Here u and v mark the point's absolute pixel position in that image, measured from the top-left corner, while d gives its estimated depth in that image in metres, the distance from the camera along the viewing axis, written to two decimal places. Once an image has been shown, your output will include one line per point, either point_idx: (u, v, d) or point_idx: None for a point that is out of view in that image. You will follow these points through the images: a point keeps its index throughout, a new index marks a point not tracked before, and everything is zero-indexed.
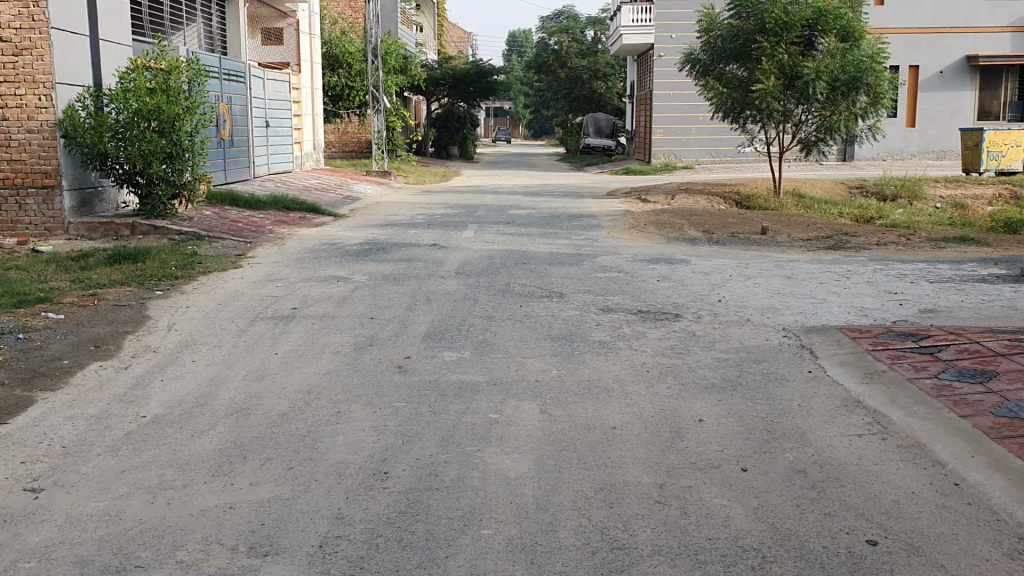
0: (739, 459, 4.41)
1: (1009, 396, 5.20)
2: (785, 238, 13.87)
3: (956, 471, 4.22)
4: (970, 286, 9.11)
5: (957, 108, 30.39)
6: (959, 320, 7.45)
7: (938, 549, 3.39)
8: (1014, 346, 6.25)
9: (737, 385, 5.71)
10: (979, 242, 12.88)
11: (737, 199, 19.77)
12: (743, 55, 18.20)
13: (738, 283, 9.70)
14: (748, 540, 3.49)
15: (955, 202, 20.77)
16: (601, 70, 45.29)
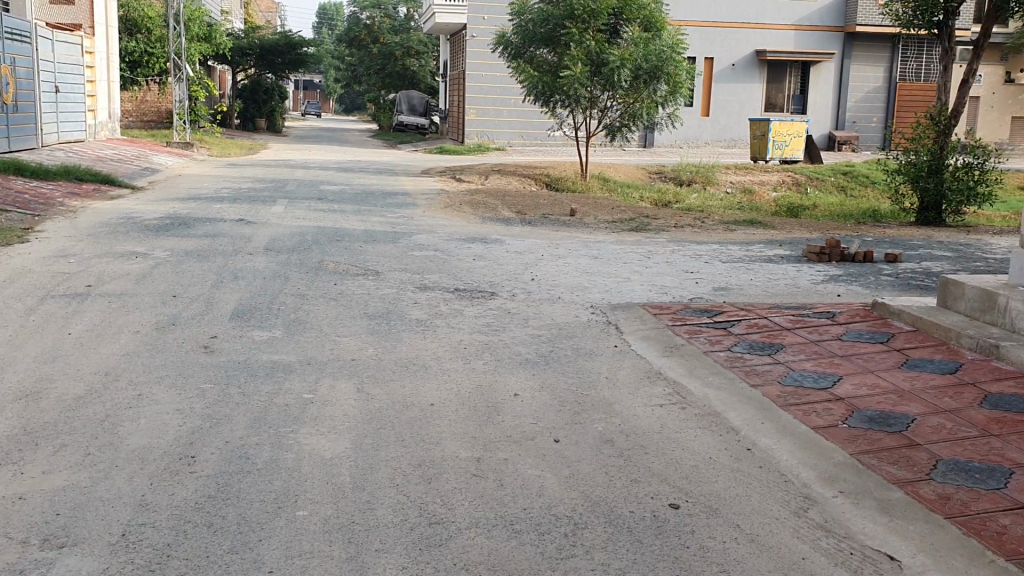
0: (552, 430, 4.55)
1: (794, 366, 5.64)
2: (591, 220, 14.37)
3: (748, 436, 4.53)
4: (759, 266, 9.76)
5: (746, 99, 32.35)
6: (750, 298, 7.99)
7: (733, 510, 3.63)
8: (798, 321, 6.77)
9: (550, 360, 5.88)
10: (766, 226, 13.84)
11: (547, 180, 20.24)
12: (552, 40, 18.61)
13: (548, 263, 9.94)
14: (561, 509, 3.62)
15: (744, 187, 22.16)
16: (414, 48, 45.08)
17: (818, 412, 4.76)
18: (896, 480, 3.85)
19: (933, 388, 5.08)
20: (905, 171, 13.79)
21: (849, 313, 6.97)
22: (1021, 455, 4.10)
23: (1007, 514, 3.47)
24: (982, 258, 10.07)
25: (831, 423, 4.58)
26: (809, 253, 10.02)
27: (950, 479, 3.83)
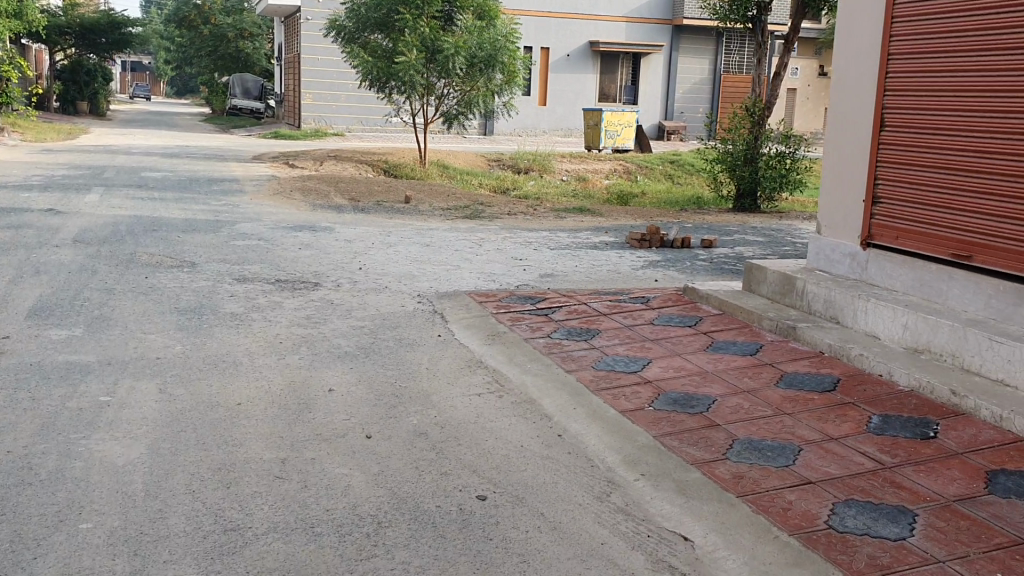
0: (363, 426, 4.44)
1: (608, 351, 5.75)
2: (426, 208, 14.27)
3: (560, 423, 4.57)
4: (583, 253, 9.94)
5: (580, 89, 32.99)
6: (573, 284, 8.11)
7: (539, 499, 3.65)
8: (616, 307, 6.91)
9: (370, 352, 5.76)
10: (595, 212, 14.14)
11: (384, 167, 19.99)
12: (386, 25, 18.32)
13: (376, 252, 9.77)
14: (366, 508, 3.52)
15: (578, 175, 22.56)
16: (247, 30, 43.55)
17: (626, 396, 4.86)
18: (694, 460, 3.98)
19: (735, 370, 5.29)
20: (722, 160, 14.43)
21: (662, 298, 7.19)
22: (809, 432, 4.33)
23: (793, 490, 3.65)
24: (790, 243, 10.63)
25: (637, 407, 4.69)
26: (632, 240, 10.28)
27: (743, 458, 3.99)
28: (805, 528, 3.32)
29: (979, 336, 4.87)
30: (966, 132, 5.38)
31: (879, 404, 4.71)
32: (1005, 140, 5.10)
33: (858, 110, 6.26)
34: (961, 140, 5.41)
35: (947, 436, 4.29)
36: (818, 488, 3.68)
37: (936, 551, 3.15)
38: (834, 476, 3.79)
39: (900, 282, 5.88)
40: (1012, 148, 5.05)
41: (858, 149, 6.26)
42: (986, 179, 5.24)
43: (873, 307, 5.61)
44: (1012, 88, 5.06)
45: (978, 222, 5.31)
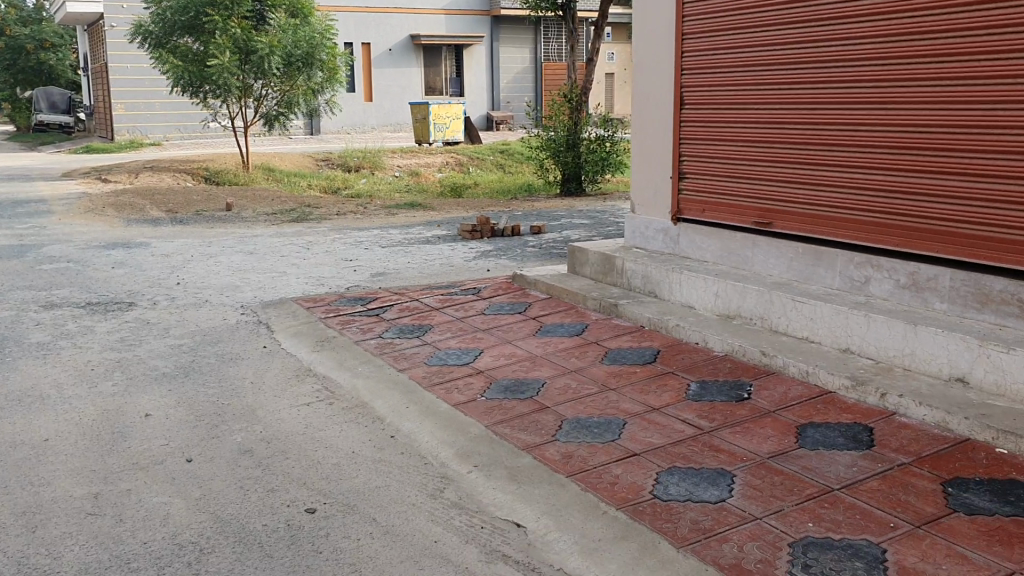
0: (183, 450, 4.23)
1: (440, 345, 5.72)
2: (250, 214, 13.79)
3: (392, 423, 4.51)
4: (414, 248, 9.86)
5: (406, 84, 32.77)
6: (404, 281, 8.04)
7: (371, 504, 3.57)
8: (447, 300, 6.89)
9: (190, 370, 5.51)
10: (426, 207, 14.07)
11: (205, 175, 19.18)
12: (194, 28, 17.48)
13: (198, 264, 9.34)
14: (187, 535, 3.35)
15: (410, 169, 22.38)
16: (50, 40, 40.92)
17: (457, 389, 4.85)
18: (524, 445, 4.02)
19: (562, 351, 5.38)
20: (546, 147, 14.63)
21: (491, 287, 7.22)
22: (633, 405, 4.47)
23: (619, 464, 3.78)
24: (614, 223, 10.91)
25: (469, 398, 4.69)
26: (463, 232, 10.28)
27: (572, 437, 4.08)
28: (631, 501, 3.45)
29: (784, 298, 5.15)
30: (759, 104, 5.65)
31: (698, 371, 4.92)
32: (793, 110, 5.39)
33: (658, 89, 6.48)
34: (755, 112, 5.69)
35: (760, 395, 4.53)
36: (643, 459, 3.84)
37: (752, 509, 3.38)
38: (657, 446, 3.96)
39: (710, 253, 6.13)
40: (800, 118, 5.35)
41: (661, 128, 6.49)
42: (780, 148, 5.52)
43: (687, 279, 5.83)
44: (795, 60, 5.34)
45: (776, 190, 5.60)
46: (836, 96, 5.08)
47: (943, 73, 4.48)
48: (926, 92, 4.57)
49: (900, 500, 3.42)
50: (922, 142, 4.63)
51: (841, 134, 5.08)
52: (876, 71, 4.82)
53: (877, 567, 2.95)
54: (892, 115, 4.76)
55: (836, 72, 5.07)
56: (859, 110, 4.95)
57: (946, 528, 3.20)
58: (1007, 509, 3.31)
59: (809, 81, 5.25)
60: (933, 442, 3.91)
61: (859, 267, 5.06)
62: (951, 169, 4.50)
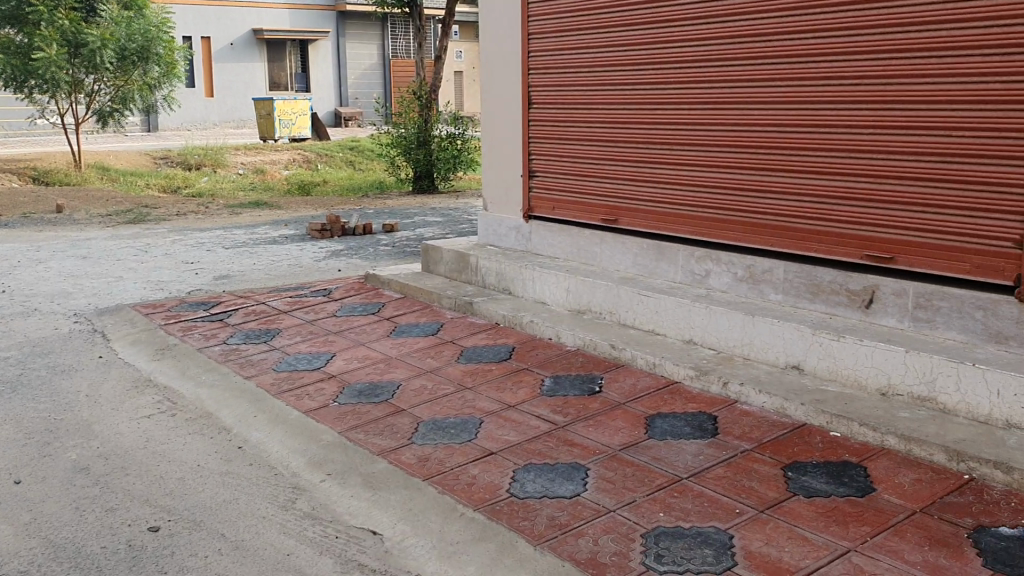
0: (11, 471, 3.94)
1: (289, 350, 5.56)
2: (83, 216, 13.04)
3: (240, 433, 4.34)
4: (261, 249, 9.56)
5: (249, 79, 31.85)
6: (250, 284, 7.78)
7: (219, 519, 3.43)
8: (295, 303, 6.71)
9: (17, 385, 5.13)
10: (272, 206, 13.68)
11: (32, 174, 18.00)
12: (16, 18, 16.30)
13: (23, 270, 8.74)
14: (17, 563, 3.12)
15: (255, 167, 21.71)
16: None
17: (309, 394, 4.72)
18: (379, 450, 3.96)
19: (417, 352, 5.33)
20: (397, 144, 14.50)
21: (342, 288, 7.08)
22: (488, 403, 4.48)
23: (476, 464, 3.77)
24: (466, 221, 10.91)
25: (321, 404, 4.58)
26: (311, 231, 10.06)
27: (427, 439, 4.04)
28: (488, 501, 3.45)
29: (631, 293, 5.27)
30: (606, 103, 5.79)
31: (552, 366, 4.97)
32: (640, 110, 5.56)
33: (506, 88, 6.53)
34: (603, 111, 5.83)
35: (610, 388, 4.62)
36: (499, 457, 3.84)
37: (606, 501, 3.44)
38: (513, 444, 3.97)
39: (560, 250, 6.22)
40: (646, 117, 5.52)
41: (510, 126, 6.54)
42: (628, 146, 5.67)
43: (539, 275, 5.89)
44: (641, 61, 5.52)
45: (624, 188, 5.74)
46: (681, 96, 5.28)
47: (778, 75, 4.71)
48: (762, 93, 4.80)
49: (745, 486, 3.55)
50: (759, 140, 4.85)
51: (686, 133, 5.27)
52: (716, 73, 5.05)
53: (725, 553, 3.06)
54: (732, 115, 4.98)
55: (679, 73, 5.27)
56: (700, 110, 5.17)
57: (787, 511, 3.35)
58: (842, 490, 3.50)
59: (655, 81, 5.43)
60: (773, 428, 4.09)
61: (701, 261, 5.24)
62: (786, 166, 4.73)
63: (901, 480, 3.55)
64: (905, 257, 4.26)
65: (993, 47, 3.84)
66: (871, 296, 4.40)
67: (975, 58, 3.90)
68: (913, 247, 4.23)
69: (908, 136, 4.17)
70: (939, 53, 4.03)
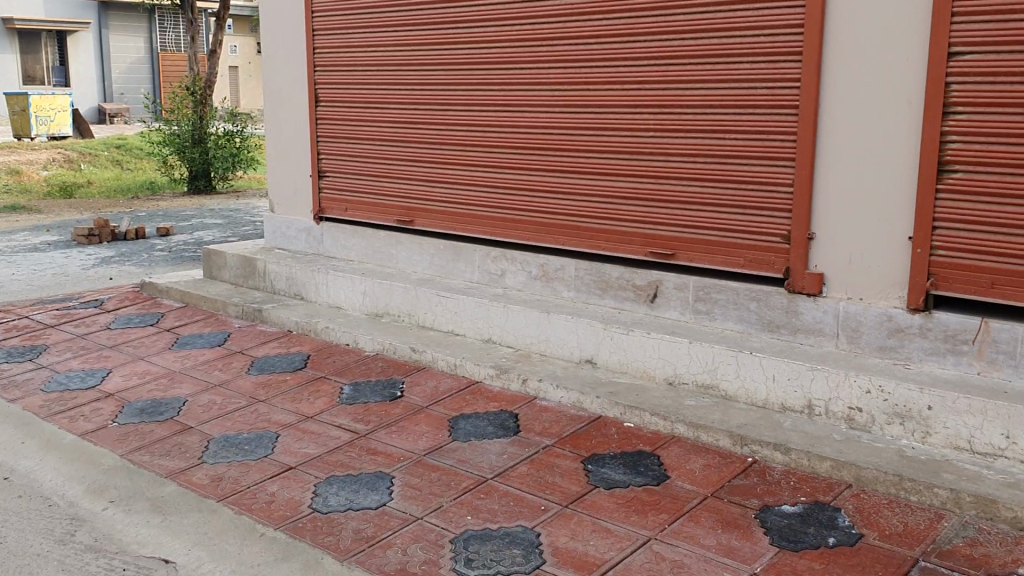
0: None
1: (59, 367, 5.10)
2: None
3: (6, 463, 3.93)
4: (20, 258, 8.73)
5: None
6: (9, 296, 7.08)
7: None
8: (64, 316, 6.17)
9: None
10: (30, 210, 12.54)
11: None
12: None
13: None
14: None
15: (8, 167, 19.79)
16: None
17: (84, 416, 4.35)
18: (168, 472, 3.70)
19: (204, 364, 5.04)
20: (169, 142, 13.68)
21: (117, 298, 6.59)
22: (284, 416, 4.30)
23: (274, 481, 3.61)
24: (248, 223, 10.49)
25: (98, 425, 4.22)
26: (77, 237, 9.30)
27: (220, 458, 3.82)
28: (290, 518, 3.31)
29: (428, 294, 5.24)
30: (394, 103, 5.72)
31: (349, 373, 4.85)
32: (429, 110, 5.52)
33: (292, 85, 6.33)
34: (392, 111, 5.75)
35: (411, 392, 4.57)
36: (298, 472, 3.69)
37: (413, 509, 3.38)
38: (313, 457, 3.83)
39: (353, 252, 6.09)
40: (435, 118, 5.49)
41: (297, 125, 6.34)
42: (418, 146, 5.63)
43: (332, 279, 5.73)
44: (428, 61, 5.48)
45: (416, 188, 5.69)
46: (469, 97, 5.29)
47: (564, 78, 4.82)
48: (550, 96, 4.89)
49: (548, 482, 3.60)
50: (547, 142, 4.95)
51: (475, 134, 5.29)
52: (504, 75, 5.09)
53: (534, 551, 3.09)
54: (520, 117, 5.04)
55: (467, 74, 5.28)
56: (490, 111, 5.20)
57: (589, 504, 3.42)
58: (639, 479, 3.63)
59: (443, 82, 5.41)
60: (571, 422, 4.18)
61: (496, 261, 5.28)
62: (574, 167, 4.85)
63: (692, 466, 3.73)
64: (686, 253, 4.48)
65: (759, 55, 4.09)
66: (655, 290, 4.59)
67: (744, 65, 4.14)
68: (693, 244, 4.44)
69: (686, 139, 4.39)
70: (712, 59, 4.24)
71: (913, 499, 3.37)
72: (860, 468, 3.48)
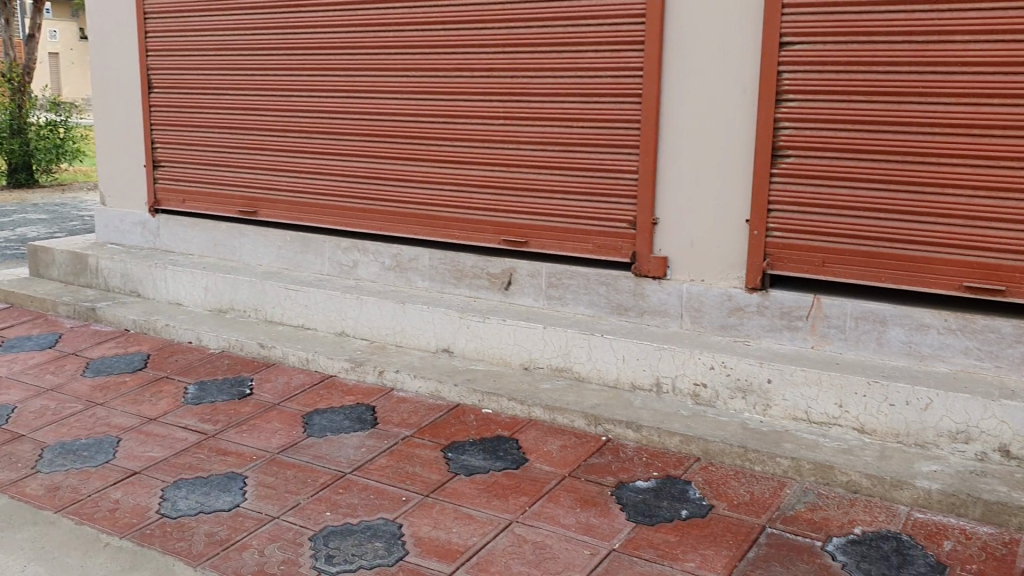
0: None
1: None
2: None
3: None
4: None
5: None
6: None
7: None
8: None
9: None
10: None
11: None
12: None
13: None
14: None
15: None
16: None
17: None
18: None
19: (33, 368, 4.72)
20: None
21: None
22: (125, 418, 4.08)
23: (117, 487, 3.42)
24: (77, 217, 9.87)
25: None
26: None
27: (57, 466, 3.59)
28: (137, 525, 3.14)
29: (276, 287, 5.09)
30: (234, 90, 5.51)
31: (195, 372, 4.65)
32: (271, 97, 5.35)
33: (122, 71, 6.00)
34: (232, 97, 5.53)
35: (261, 389, 4.43)
36: (144, 476, 3.51)
37: (268, 509, 3.28)
38: (159, 460, 3.65)
39: (194, 246, 5.84)
40: (278, 105, 5.32)
41: (129, 112, 6.02)
42: (260, 134, 5.44)
43: (172, 274, 5.48)
44: (268, 46, 5.30)
45: (260, 178, 5.50)
46: (313, 83, 5.15)
47: (412, 64, 4.77)
48: (398, 83, 4.83)
49: (408, 473, 3.57)
50: (395, 130, 4.88)
51: (321, 121, 5.16)
52: (348, 61, 4.98)
53: (395, 543, 3.05)
54: (367, 104, 4.96)
55: (310, 59, 5.14)
56: (335, 98, 5.08)
57: (450, 492, 3.41)
58: (498, 464, 3.65)
59: (285, 67, 5.25)
60: (429, 411, 4.16)
61: (346, 251, 5.18)
62: (424, 155, 4.81)
63: (550, 447, 3.78)
64: (537, 240, 4.53)
65: (604, 44, 4.17)
66: (509, 278, 4.62)
67: (589, 53, 4.22)
68: (544, 231, 4.50)
69: (535, 126, 4.43)
70: (558, 47, 4.30)
71: (757, 469, 3.53)
72: (708, 442, 3.62)
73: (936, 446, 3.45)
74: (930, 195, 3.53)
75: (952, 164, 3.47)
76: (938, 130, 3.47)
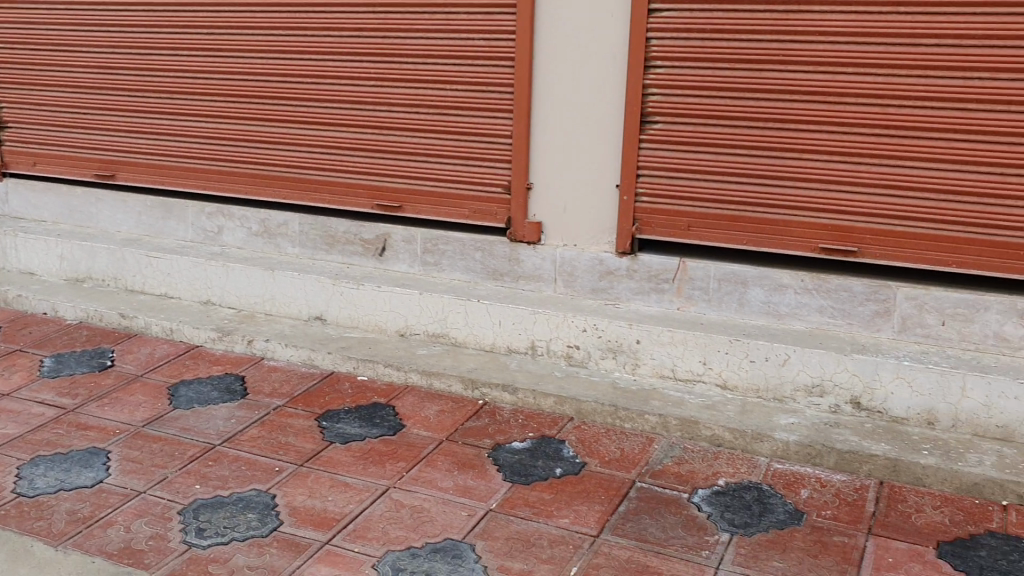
0: None
1: None
2: None
3: None
4: None
5: None
6: None
7: None
8: None
9: None
10: None
11: None
12: None
13: None
14: None
15: None
16: None
17: None
18: None
19: None
20: None
21: None
22: None
23: None
24: None
25: None
26: None
27: None
28: None
29: (137, 255, 4.88)
30: (85, 46, 5.20)
31: (50, 344, 4.43)
32: (127, 55, 5.08)
33: None
34: (83, 54, 5.22)
35: (124, 361, 4.25)
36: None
37: (134, 484, 3.16)
38: (13, 438, 3.47)
39: (47, 212, 5.54)
40: (134, 63, 5.06)
41: None
42: (115, 94, 5.17)
43: (22, 242, 5.18)
44: None
45: (116, 140, 5.24)
46: (173, 41, 4.92)
47: (278, 23, 4.61)
48: (264, 42, 4.67)
49: (280, 443, 3.51)
50: (262, 91, 4.73)
51: (182, 81, 4.94)
52: (211, 18, 4.78)
53: (269, 513, 3.00)
54: (231, 64, 4.77)
55: (169, 15, 4.90)
56: (197, 56, 4.87)
57: (325, 461, 3.38)
58: (374, 431, 3.63)
59: (142, 23, 4.99)
60: (302, 380, 4.09)
61: (211, 217, 5.01)
62: (291, 117, 4.68)
63: (426, 413, 3.78)
64: (411, 205, 4.49)
65: (476, 6, 4.14)
66: (383, 243, 4.57)
67: (461, 15, 4.18)
68: (418, 195, 4.46)
69: (407, 89, 4.37)
70: (430, 8, 4.24)
71: (627, 426, 3.63)
72: (581, 402, 3.70)
73: (793, 399, 3.63)
74: (789, 159, 3.68)
75: (809, 131, 3.62)
76: (794, 96, 3.61)
